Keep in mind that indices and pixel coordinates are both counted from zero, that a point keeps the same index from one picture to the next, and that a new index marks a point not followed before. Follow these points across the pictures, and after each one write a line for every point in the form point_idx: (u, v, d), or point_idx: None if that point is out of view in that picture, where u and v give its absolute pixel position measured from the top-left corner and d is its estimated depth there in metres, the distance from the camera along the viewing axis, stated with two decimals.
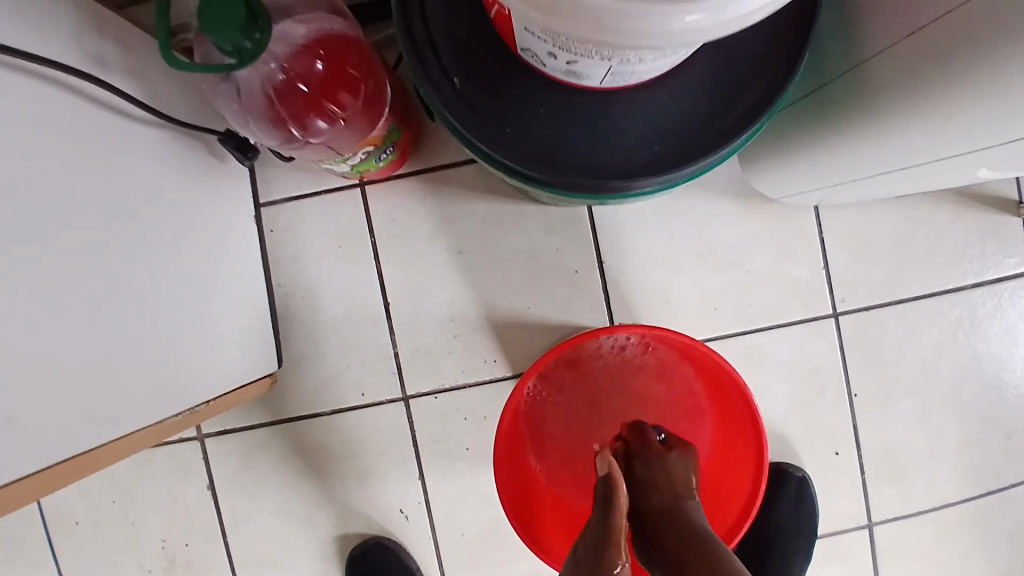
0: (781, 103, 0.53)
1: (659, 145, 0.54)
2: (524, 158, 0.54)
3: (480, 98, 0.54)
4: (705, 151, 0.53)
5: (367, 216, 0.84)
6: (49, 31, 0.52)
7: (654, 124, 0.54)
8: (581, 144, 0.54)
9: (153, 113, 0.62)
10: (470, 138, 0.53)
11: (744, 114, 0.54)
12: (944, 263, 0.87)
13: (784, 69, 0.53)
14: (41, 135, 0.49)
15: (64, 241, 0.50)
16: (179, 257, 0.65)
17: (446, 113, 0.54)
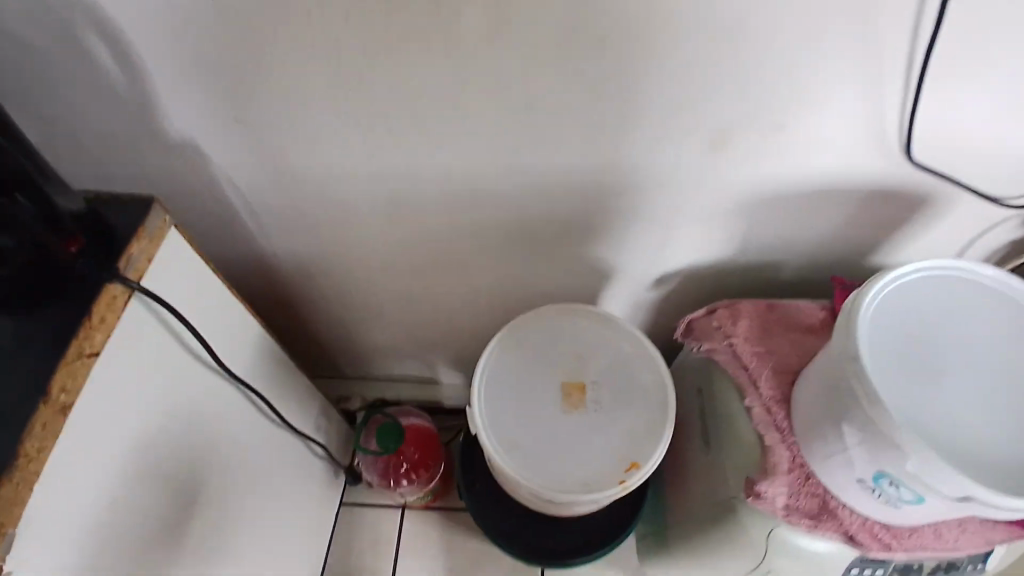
0: (650, 516, 0.98)
1: (586, 539, 0.99)
2: (506, 539, 0.99)
3: (488, 501, 1.02)
4: (606, 543, 0.98)
5: (400, 530, 1.26)
6: (311, 416, 1.04)
7: (582, 528, 1.00)
8: (539, 536, 1.00)
9: (326, 455, 1.10)
10: (479, 521, 1.00)
11: (630, 519, 0.98)
12: None
13: (654, 497, 0.99)
14: (291, 473, 0.96)
15: (277, 531, 0.93)
16: (304, 540, 1.06)
17: (469, 505, 1.01)
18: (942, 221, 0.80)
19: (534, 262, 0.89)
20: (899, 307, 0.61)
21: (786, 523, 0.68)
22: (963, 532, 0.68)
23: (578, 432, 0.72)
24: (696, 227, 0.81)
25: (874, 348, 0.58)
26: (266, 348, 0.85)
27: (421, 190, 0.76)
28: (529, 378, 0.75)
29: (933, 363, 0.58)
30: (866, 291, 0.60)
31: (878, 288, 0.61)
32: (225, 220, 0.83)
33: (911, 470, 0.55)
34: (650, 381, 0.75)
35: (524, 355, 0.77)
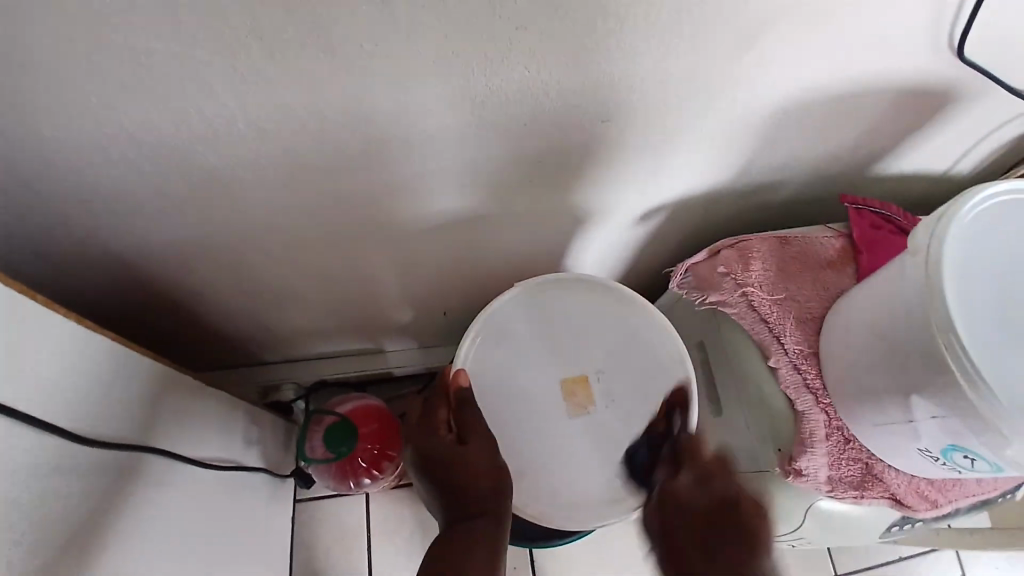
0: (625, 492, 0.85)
1: None
2: None
3: None
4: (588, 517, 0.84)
5: (367, 516, 1.11)
6: (233, 420, 0.85)
7: None
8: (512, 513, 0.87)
9: (275, 474, 0.95)
10: None
11: None
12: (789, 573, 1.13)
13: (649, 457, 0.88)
14: (226, 493, 0.79)
15: (222, 558, 0.75)
16: (258, 554, 0.89)
17: None
18: (960, 122, 0.68)
19: (484, 220, 0.72)
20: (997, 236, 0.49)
21: (828, 497, 0.60)
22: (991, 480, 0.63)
23: (592, 442, 0.70)
24: (693, 155, 0.66)
25: (972, 295, 0.47)
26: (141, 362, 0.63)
27: (332, 145, 0.55)
28: (527, 391, 0.70)
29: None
30: (954, 219, 0.49)
31: (971, 214, 0.49)
32: (58, 207, 0.60)
33: (1008, 453, 0.46)
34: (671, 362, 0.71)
35: (505, 355, 0.71)
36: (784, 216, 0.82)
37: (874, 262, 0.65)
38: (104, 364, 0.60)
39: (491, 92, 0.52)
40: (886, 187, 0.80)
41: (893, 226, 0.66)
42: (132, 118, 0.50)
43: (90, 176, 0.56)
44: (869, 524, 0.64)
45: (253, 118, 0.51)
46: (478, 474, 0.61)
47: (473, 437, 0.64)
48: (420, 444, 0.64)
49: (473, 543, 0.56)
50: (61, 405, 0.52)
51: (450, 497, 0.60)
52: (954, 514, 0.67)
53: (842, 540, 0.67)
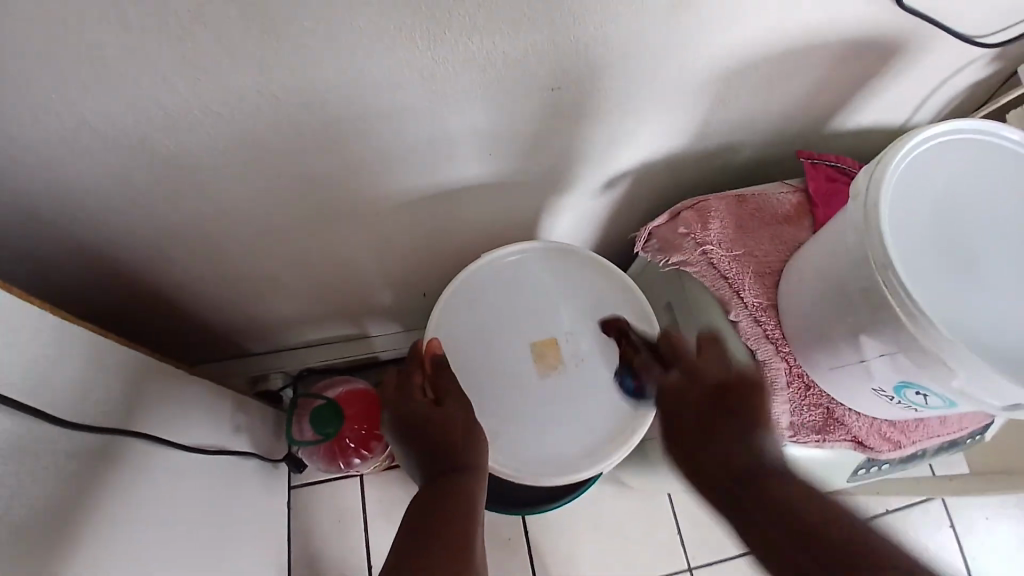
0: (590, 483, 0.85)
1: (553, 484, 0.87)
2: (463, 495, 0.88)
3: None
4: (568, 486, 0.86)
5: (363, 498, 1.13)
6: (219, 409, 0.87)
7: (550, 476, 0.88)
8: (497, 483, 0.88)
9: (266, 459, 0.98)
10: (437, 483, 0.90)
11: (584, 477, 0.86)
12: None
13: None
14: (216, 478, 0.81)
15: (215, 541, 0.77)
16: (254, 538, 0.91)
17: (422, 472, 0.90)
18: (912, 73, 0.70)
19: (451, 197, 0.74)
20: (923, 181, 0.53)
21: (792, 442, 0.62)
22: (958, 421, 0.64)
23: (566, 405, 0.73)
24: (650, 118, 0.67)
25: (902, 239, 0.51)
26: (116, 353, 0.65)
27: (289, 128, 0.57)
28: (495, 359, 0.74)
29: (963, 245, 0.52)
30: (892, 164, 0.51)
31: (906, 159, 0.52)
32: (27, 207, 0.61)
33: (954, 386, 0.47)
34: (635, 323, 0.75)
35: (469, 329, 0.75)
36: (748, 178, 0.83)
37: (829, 213, 0.66)
38: (85, 356, 0.61)
39: (441, 65, 0.53)
40: (847, 142, 0.82)
41: (846, 178, 0.68)
42: (90, 113, 0.51)
43: (54, 172, 0.57)
44: (835, 468, 0.66)
45: (208, 103, 0.52)
46: (457, 432, 0.62)
47: (449, 399, 0.65)
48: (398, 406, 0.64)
49: (458, 494, 0.56)
50: (41, 397, 0.54)
51: (426, 458, 0.61)
52: (923, 457, 0.68)
53: (813, 485, 0.69)
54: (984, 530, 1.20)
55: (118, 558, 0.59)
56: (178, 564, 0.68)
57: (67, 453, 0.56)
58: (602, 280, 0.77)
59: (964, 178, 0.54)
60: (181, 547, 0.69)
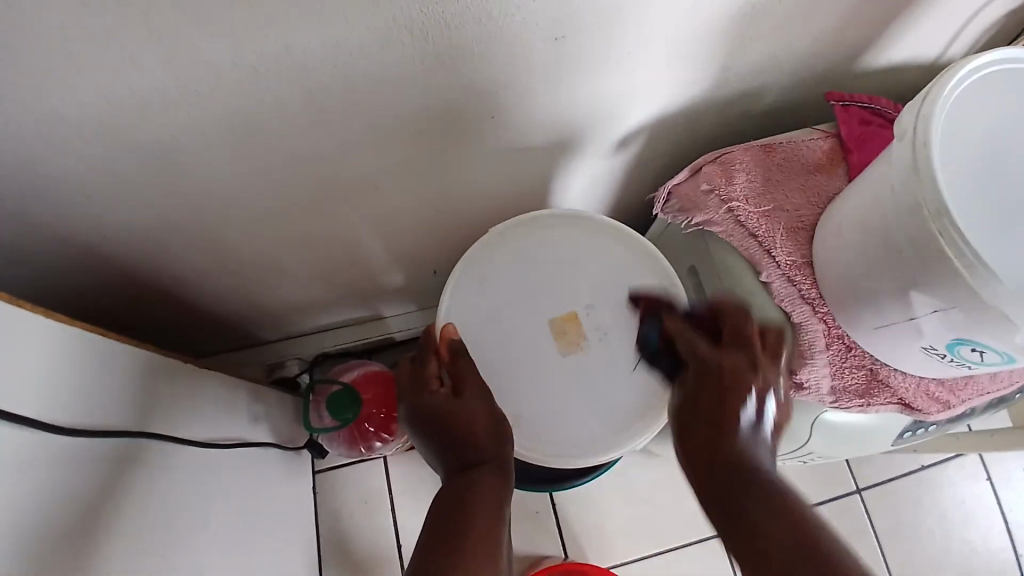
0: None
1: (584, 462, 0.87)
2: None
3: None
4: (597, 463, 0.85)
5: (388, 479, 1.13)
6: (236, 401, 0.85)
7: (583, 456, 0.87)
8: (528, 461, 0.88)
9: (289, 448, 0.97)
10: None
11: None
12: (810, 488, 1.13)
13: None
14: (239, 470, 0.80)
15: (242, 532, 0.76)
16: (281, 527, 0.90)
17: None
18: (948, 3, 0.63)
19: (456, 167, 0.69)
20: (971, 119, 0.47)
21: (833, 407, 0.58)
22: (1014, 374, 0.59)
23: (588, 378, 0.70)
24: (663, 67, 0.61)
25: (951, 179, 0.46)
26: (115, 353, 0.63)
27: (277, 102, 0.53)
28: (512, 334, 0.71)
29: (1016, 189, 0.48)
30: (942, 98, 0.46)
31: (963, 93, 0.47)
32: (14, 206, 0.58)
33: (1018, 342, 0.43)
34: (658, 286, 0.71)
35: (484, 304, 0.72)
36: (770, 128, 0.78)
37: (865, 159, 0.61)
38: (91, 358, 0.59)
39: (434, 18, 0.48)
40: (875, 82, 0.75)
41: (881, 121, 0.62)
42: (63, 101, 0.48)
43: (33, 163, 0.54)
44: (879, 431, 0.62)
45: (187, 81, 0.48)
46: (472, 420, 0.60)
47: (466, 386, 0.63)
48: (416, 400, 0.62)
49: (480, 484, 0.56)
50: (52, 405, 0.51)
51: (445, 449, 0.60)
52: (972, 415, 0.64)
53: (854, 451, 0.66)
54: None
55: (141, 561, 0.57)
56: (205, 560, 0.67)
57: (84, 461, 0.54)
58: (623, 243, 0.73)
59: (1014, 112, 0.48)
60: (207, 542, 0.68)
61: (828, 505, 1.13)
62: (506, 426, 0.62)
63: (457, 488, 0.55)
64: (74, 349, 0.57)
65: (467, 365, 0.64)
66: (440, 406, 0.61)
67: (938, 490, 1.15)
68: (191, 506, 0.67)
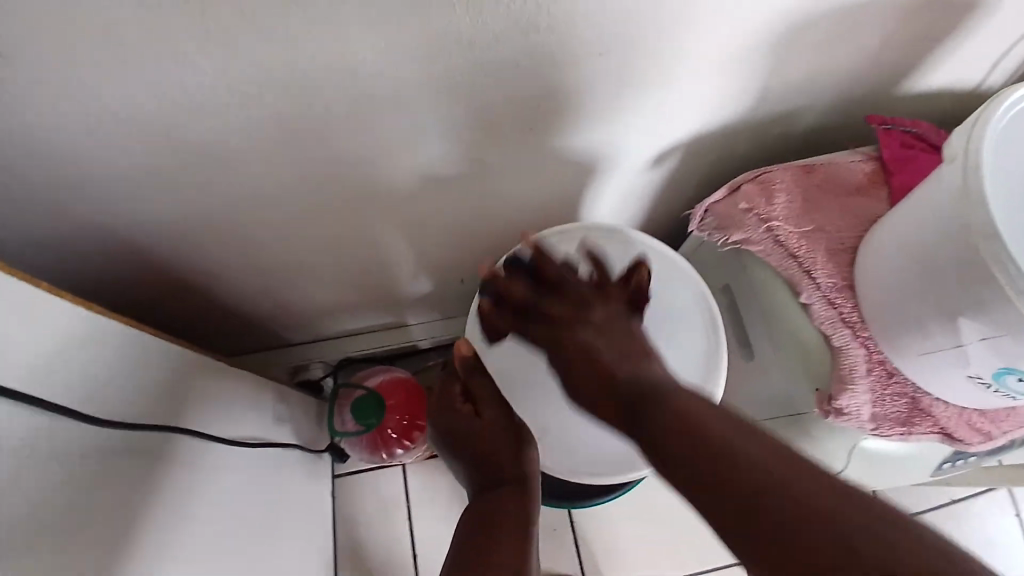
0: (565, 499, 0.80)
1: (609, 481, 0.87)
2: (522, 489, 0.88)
3: None
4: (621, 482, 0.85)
5: (406, 487, 1.12)
6: (261, 402, 0.86)
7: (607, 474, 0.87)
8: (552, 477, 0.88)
9: (311, 451, 0.98)
10: None
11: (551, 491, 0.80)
12: None
13: None
14: (262, 470, 0.80)
15: (262, 533, 0.77)
16: (299, 530, 0.90)
17: None
18: (994, 29, 0.62)
19: (491, 178, 0.70)
20: None
21: (872, 435, 0.57)
22: None
23: None
24: (703, 84, 0.61)
25: (1006, 200, 0.45)
26: (150, 349, 0.64)
27: (321, 108, 0.54)
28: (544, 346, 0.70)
29: None
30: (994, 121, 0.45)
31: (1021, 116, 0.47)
32: (62, 200, 0.60)
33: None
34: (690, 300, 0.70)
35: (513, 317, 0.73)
36: (807, 150, 0.77)
37: (908, 182, 0.60)
38: (124, 353, 0.60)
39: (474, 30, 0.49)
40: (916, 105, 0.74)
41: (924, 144, 0.61)
42: (117, 100, 0.49)
43: (85, 160, 0.55)
44: (916, 461, 0.60)
45: (237, 85, 0.49)
46: (493, 443, 0.60)
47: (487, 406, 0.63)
48: (441, 422, 0.64)
49: (503, 501, 0.56)
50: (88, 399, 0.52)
51: (472, 468, 0.61)
52: (1013, 447, 0.62)
53: (889, 480, 0.64)
54: None
55: (165, 555, 0.58)
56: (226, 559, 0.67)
57: (117, 453, 0.55)
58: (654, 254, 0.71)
59: None
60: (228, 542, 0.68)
61: None
62: (528, 443, 0.61)
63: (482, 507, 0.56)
64: (112, 344, 0.58)
65: (485, 384, 0.63)
66: (461, 429, 0.62)
67: (970, 527, 1.11)
68: (215, 504, 0.67)
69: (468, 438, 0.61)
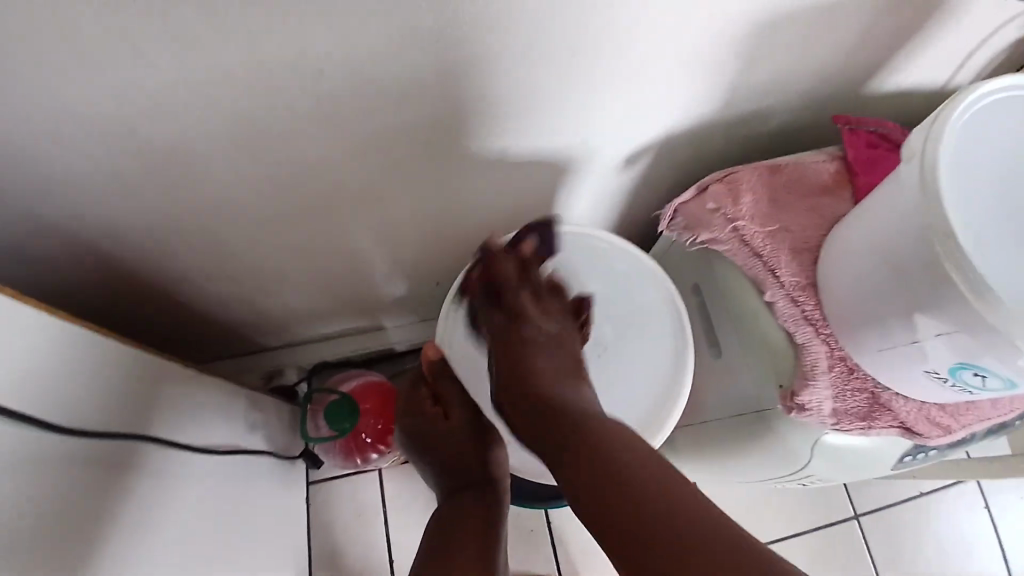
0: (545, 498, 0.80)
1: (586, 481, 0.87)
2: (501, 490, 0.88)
3: None
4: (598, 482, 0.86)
5: (383, 491, 1.11)
6: (232, 409, 0.84)
7: None
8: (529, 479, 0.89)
9: (283, 458, 0.96)
10: None
11: None
12: (809, 512, 1.12)
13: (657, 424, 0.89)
14: (233, 478, 0.79)
15: (232, 542, 0.75)
16: (272, 537, 0.89)
17: None
18: (952, 32, 0.64)
19: (463, 179, 0.70)
20: (983, 141, 0.48)
21: (833, 430, 0.57)
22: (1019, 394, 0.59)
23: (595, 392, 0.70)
24: (671, 86, 0.62)
25: (964, 195, 0.46)
26: (113, 355, 0.62)
27: (288, 109, 0.53)
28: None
29: None
30: (949, 119, 0.46)
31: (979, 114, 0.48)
32: (21, 202, 0.58)
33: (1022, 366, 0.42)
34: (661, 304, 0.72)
35: None
36: (776, 150, 0.78)
37: (873, 182, 0.61)
38: (89, 358, 0.58)
39: (445, 29, 0.49)
40: (881, 106, 0.76)
41: (888, 144, 0.63)
42: (77, 101, 0.48)
43: (44, 161, 0.54)
44: (879, 455, 0.61)
45: (201, 86, 0.49)
46: (460, 446, 0.62)
47: (453, 409, 0.65)
48: (409, 425, 0.66)
49: (467, 509, 0.57)
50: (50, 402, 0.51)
51: (441, 472, 0.63)
52: (972, 439, 0.63)
53: (853, 474, 0.65)
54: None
55: (131, 568, 0.56)
56: (193, 568, 0.65)
57: (77, 462, 0.54)
58: (625, 258, 0.73)
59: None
60: (196, 550, 0.67)
61: (826, 530, 1.11)
62: (496, 445, 0.63)
63: (448, 512, 0.58)
64: (75, 351, 0.56)
65: (451, 384, 0.65)
66: (429, 433, 0.65)
67: (940, 520, 1.14)
68: (182, 513, 0.66)
69: (438, 441, 0.64)
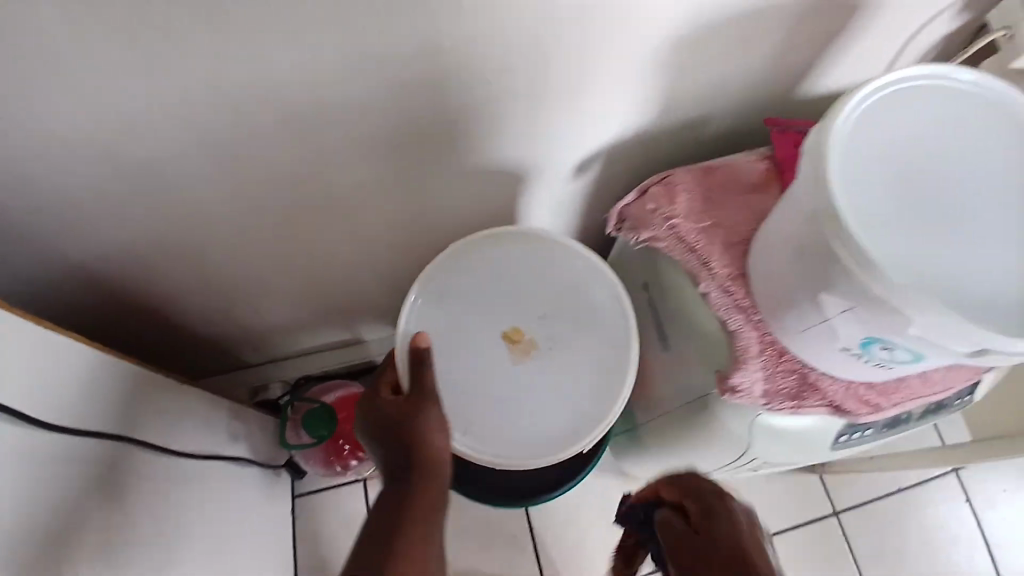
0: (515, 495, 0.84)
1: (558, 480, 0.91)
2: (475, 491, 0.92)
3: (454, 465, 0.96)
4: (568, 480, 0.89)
5: (368, 500, 1.14)
6: (216, 418, 0.88)
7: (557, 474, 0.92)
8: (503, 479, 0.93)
9: (268, 468, 0.99)
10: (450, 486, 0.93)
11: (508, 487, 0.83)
12: (786, 508, 1.14)
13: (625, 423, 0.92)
14: (216, 483, 0.82)
15: (216, 544, 0.78)
16: (258, 543, 0.92)
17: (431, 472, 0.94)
18: (868, 37, 0.70)
19: (424, 190, 0.75)
20: (874, 134, 0.51)
21: (767, 411, 0.61)
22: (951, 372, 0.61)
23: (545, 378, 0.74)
24: (611, 96, 0.67)
25: (855, 182, 0.49)
26: (99, 362, 0.66)
27: (253, 127, 0.58)
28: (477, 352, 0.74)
29: (931, 194, 0.49)
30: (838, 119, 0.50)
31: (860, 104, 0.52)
32: (10, 221, 0.63)
33: (913, 334, 0.46)
34: (607, 303, 0.76)
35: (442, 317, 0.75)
36: (722, 153, 0.83)
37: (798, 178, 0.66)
38: (74, 364, 0.62)
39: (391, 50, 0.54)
40: (817, 109, 0.81)
41: None
42: (58, 124, 0.53)
43: (35, 183, 0.59)
44: (816, 437, 0.65)
45: (171, 107, 0.54)
46: (423, 440, 0.61)
47: (423, 398, 0.64)
48: (370, 408, 0.66)
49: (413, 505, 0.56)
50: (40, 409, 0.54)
51: (388, 458, 0.62)
52: (910, 422, 0.66)
53: (796, 457, 0.68)
54: (999, 501, 1.17)
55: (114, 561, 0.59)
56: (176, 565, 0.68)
57: (64, 459, 0.57)
58: (583, 261, 0.77)
59: (919, 125, 0.51)
60: (179, 549, 0.70)
61: (804, 525, 1.13)
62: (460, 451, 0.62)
63: (391, 501, 0.57)
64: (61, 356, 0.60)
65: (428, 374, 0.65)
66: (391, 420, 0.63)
67: (916, 511, 1.16)
68: (166, 512, 0.69)
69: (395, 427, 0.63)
